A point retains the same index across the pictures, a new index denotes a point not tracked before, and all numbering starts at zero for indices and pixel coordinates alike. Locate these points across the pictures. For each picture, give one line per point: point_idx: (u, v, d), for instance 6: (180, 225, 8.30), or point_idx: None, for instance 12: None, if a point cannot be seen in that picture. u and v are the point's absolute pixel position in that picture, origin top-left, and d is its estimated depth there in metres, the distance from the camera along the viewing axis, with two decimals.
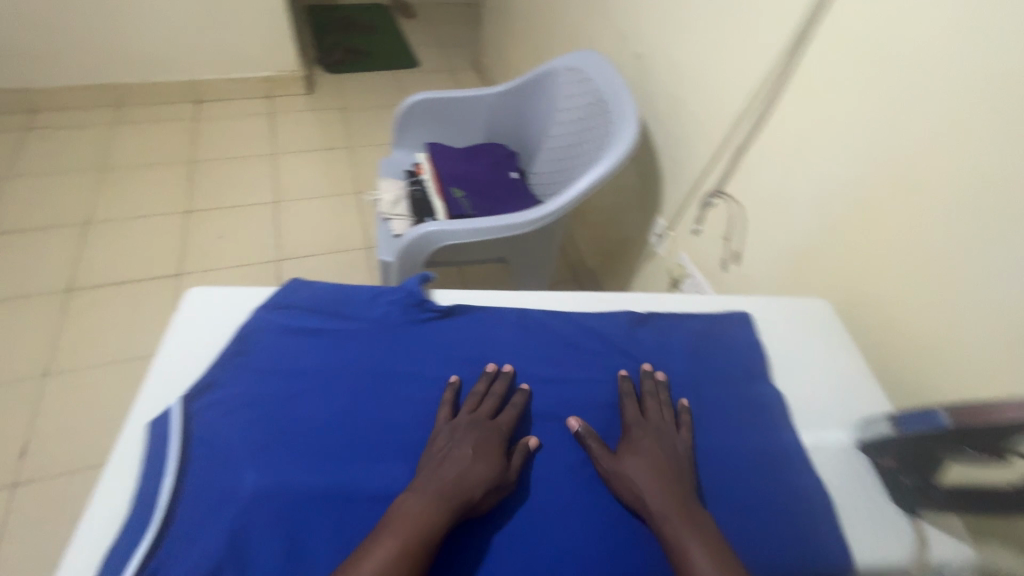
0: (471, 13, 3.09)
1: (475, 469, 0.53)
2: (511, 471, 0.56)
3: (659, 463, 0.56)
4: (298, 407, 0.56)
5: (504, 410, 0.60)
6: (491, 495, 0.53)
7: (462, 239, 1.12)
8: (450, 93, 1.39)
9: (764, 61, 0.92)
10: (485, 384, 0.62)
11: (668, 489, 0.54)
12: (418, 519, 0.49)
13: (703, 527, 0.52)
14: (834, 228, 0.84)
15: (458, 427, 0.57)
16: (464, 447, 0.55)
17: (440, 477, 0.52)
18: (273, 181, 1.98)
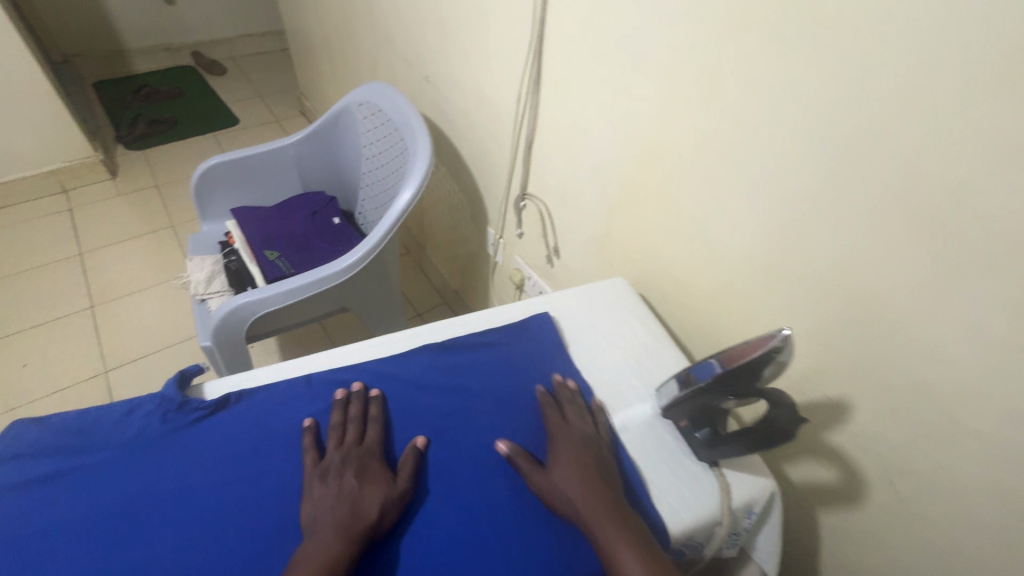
0: (288, 59, 2.98)
1: (365, 492, 0.54)
2: (403, 479, 0.57)
3: (587, 472, 0.58)
4: (36, 575, 0.49)
5: (369, 429, 0.61)
6: (390, 510, 0.54)
7: (278, 303, 1.05)
8: (244, 151, 1.30)
9: (520, 67, 0.95)
10: (341, 413, 0.62)
11: (597, 496, 0.55)
12: (322, 560, 0.49)
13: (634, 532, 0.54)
14: (617, 210, 0.89)
15: (332, 464, 0.57)
16: (347, 478, 0.56)
17: (328, 515, 0.53)
18: (85, 284, 1.74)
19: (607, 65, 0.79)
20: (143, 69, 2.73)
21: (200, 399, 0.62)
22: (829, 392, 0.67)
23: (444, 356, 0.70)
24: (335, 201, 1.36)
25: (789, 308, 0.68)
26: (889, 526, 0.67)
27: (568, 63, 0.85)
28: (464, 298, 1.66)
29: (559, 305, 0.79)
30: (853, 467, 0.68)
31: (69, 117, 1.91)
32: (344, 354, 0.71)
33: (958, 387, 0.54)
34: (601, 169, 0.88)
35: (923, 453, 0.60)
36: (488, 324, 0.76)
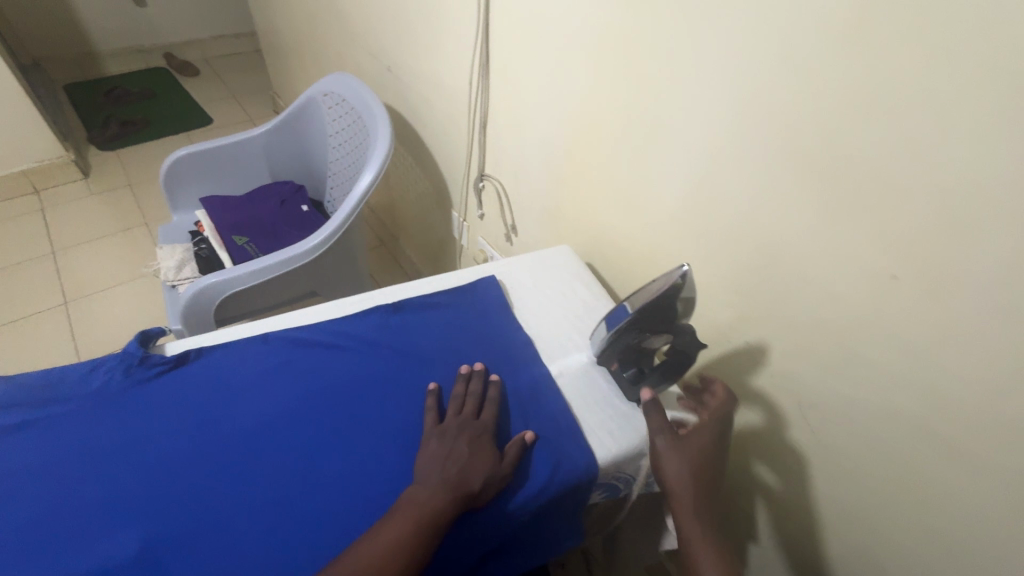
0: (261, 60, 3.01)
1: (474, 463, 0.58)
2: (508, 457, 0.60)
3: (708, 458, 0.63)
4: (14, 506, 0.54)
5: (488, 406, 0.65)
6: (493, 484, 0.58)
7: (246, 284, 1.08)
8: (212, 141, 1.33)
9: (470, 53, 1.01)
10: (465, 386, 0.66)
11: (702, 475, 0.61)
12: (423, 511, 0.54)
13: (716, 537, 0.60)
14: (563, 183, 0.95)
15: (448, 429, 0.61)
16: (461, 444, 0.59)
17: (444, 473, 0.57)
18: (58, 281, 1.75)
19: (545, 45, 0.84)
20: (115, 71, 2.74)
21: (162, 355, 0.66)
22: (749, 338, 0.74)
23: (395, 315, 0.75)
24: (303, 190, 1.40)
25: (712, 261, 0.74)
26: (806, 457, 0.73)
27: (512, 46, 0.91)
28: None
29: (506, 270, 0.84)
30: (773, 406, 0.74)
31: (40, 118, 1.92)
32: (301, 316, 0.75)
33: (846, 320, 0.61)
34: (546, 145, 0.94)
35: (826, 385, 0.66)
36: (440, 286, 0.81)
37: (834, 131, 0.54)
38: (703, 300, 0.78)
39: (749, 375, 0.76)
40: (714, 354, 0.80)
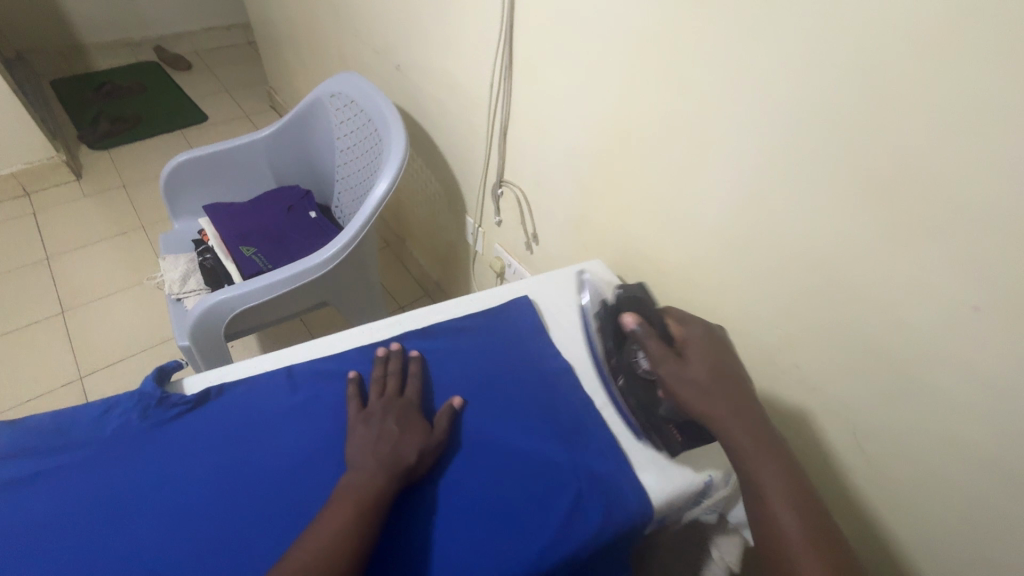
0: (255, 52, 2.91)
1: (405, 438, 0.59)
2: (437, 428, 0.62)
3: (714, 373, 0.61)
4: (28, 569, 0.49)
5: (410, 382, 0.66)
6: (426, 455, 0.59)
7: (257, 300, 1.04)
8: (214, 146, 1.27)
9: (491, 55, 0.95)
10: (384, 366, 0.67)
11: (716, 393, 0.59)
12: (366, 493, 0.53)
13: (773, 451, 0.56)
14: (591, 192, 0.90)
15: (374, 411, 0.62)
16: (388, 424, 0.60)
17: (376, 455, 0.57)
18: (54, 289, 1.69)
19: (575, 49, 0.79)
20: (104, 65, 2.65)
21: (181, 394, 0.61)
22: (797, 362, 0.70)
23: (426, 344, 0.72)
24: (310, 195, 1.35)
25: (759, 281, 0.70)
26: (856, 484, 0.70)
27: (537, 48, 0.85)
28: (445, 288, 1.66)
29: (537, 292, 0.81)
30: (822, 431, 0.71)
31: (28, 117, 1.84)
32: (327, 345, 0.71)
33: (915, 352, 0.57)
34: (574, 152, 0.89)
35: (885, 416, 0.63)
36: (469, 310, 0.78)
37: (913, 154, 0.50)
38: (747, 322, 0.74)
39: (796, 399, 0.73)
40: (756, 376, 0.76)
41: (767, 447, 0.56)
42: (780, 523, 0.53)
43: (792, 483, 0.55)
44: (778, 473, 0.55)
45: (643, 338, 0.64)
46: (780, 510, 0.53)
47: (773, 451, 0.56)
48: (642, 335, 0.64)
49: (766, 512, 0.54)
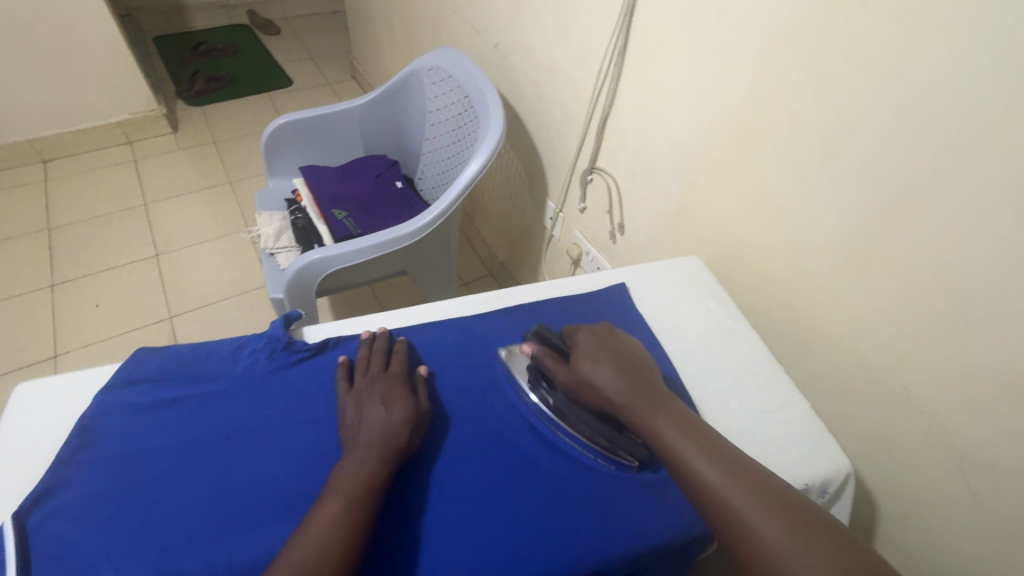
0: (340, 21, 2.99)
1: (393, 416, 0.58)
2: (424, 402, 0.62)
3: (619, 368, 0.64)
4: (175, 478, 0.54)
5: (395, 358, 0.65)
6: (415, 430, 0.59)
7: (349, 262, 1.10)
8: (314, 111, 1.32)
9: (606, 39, 0.94)
10: (369, 345, 0.66)
11: (632, 391, 0.62)
12: (359, 477, 0.53)
13: (666, 403, 0.61)
14: (695, 185, 0.89)
15: (360, 390, 0.61)
16: (374, 403, 0.59)
17: (365, 438, 0.56)
18: (151, 233, 1.82)
19: (702, 37, 0.77)
20: (201, 25, 2.79)
21: (303, 341, 0.66)
22: (906, 381, 0.68)
23: (524, 322, 0.75)
24: (396, 165, 1.39)
25: (875, 293, 0.68)
26: (948, 514, 0.68)
27: (661, 34, 0.84)
28: (511, 270, 1.68)
29: (632, 280, 0.82)
30: (919, 454, 0.69)
31: (137, 68, 1.97)
32: (432, 312, 0.76)
33: None
34: (682, 143, 0.88)
35: (1003, 447, 0.60)
36: (564, 292, 0.81)
37: None
38: (857, 332, 0.72)
39: (896, 417, 0.71)
40: (853, 389, 0.75)
41: (691, 431, 0.58)
42: (715, 483, 0.54)
43: (707, 446, 0.57)
44: (681, 422, 0.59)
45: (544, 359, 0.66)
46: (713, 476, 0.54)
47: (668, 405, 0.61)
48: (541, 357, 0.66)
49: (695, 478, 0.55)
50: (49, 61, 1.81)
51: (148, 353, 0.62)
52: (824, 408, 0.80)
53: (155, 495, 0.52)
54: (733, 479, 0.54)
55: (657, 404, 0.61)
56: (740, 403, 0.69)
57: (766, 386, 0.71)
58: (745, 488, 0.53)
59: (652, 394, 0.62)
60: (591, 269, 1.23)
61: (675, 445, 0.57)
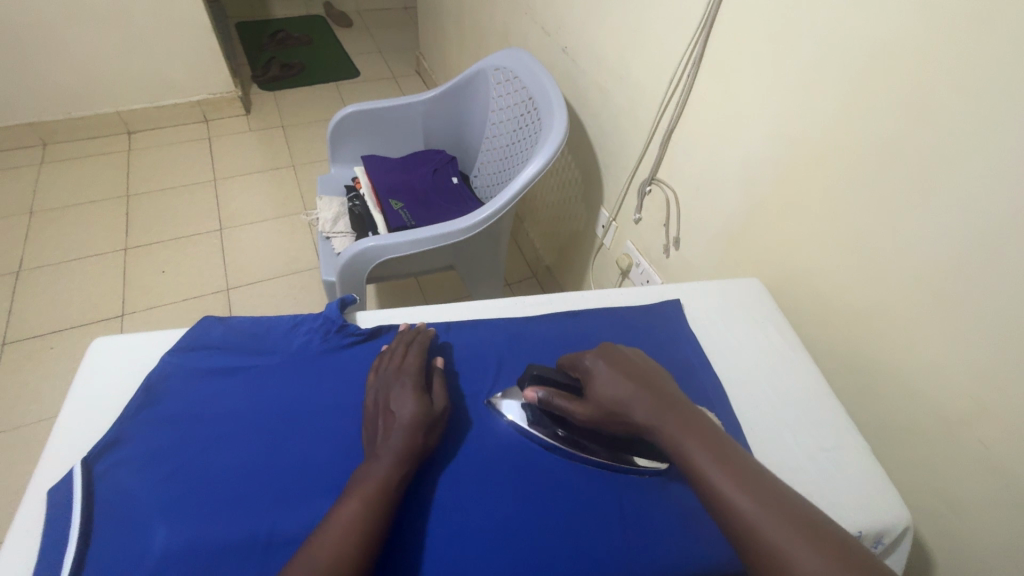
0: (410, 18, 3.06)
1: (405, 413, 0.56)
2: (440, 400, 0.60)
3: (639, 395, 0.59)
4: (227, 444, 0.56)
5: (415, 352, 0.64)
6: (430, 429, 0.57)
7: (401, 252, 1.12)
8: (381, 102, 1.36)
9: (681, 48, 0.92)
10: (396, 340, 0.66)
11: (656, 419, 0.57)
12: (374, 475, 0.52)
13: (687, 417, 0.57)
14: (761, 205, 0.85)
15: (380, 385, 0.60)
16: (389, 401, 0.58)
17: (380, 436, 0.55)
18: (217, 208, 1.91)
19: (788, 53, 0.74)
20: (280, 14, 2.92)
21: (356, 325, 0.67)
22: (985, 436, 0.63)
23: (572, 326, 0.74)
24: (454, 161, 1.41)
25: (958, 338, 0.63)
26: None
27: (740, 45, 0.81)
28: (556, 275, 1.67)
29: (687, 296, 0.80)
30: (992, 516, 0.63)
31: (219, 51, 2.08)
32: (483, 309, 0.77)
33: None
34: (753, 161, 0.85)
35: None
36: (616, 302, 0.79)
37: None
38: (930, 375, 0.67)
39: (968, 473, 0.65)
40: (920, 439, 0.70)
41: (723, 462, 0.52)
42: (751, 518, 0.48)
43: (741, 476, 0.51)
44: (698, 435, 0.55)
45: (549, 399, 0.61)
46: (749, 508, 0.48)
47: (689, 420, 0.56)
48: (546, 397, 0.61)
49: (718, 501, 0.50)
50: (142, 39, 1.94)
51: (213, 322, 0.65)
52: (885, 455, 0.75)
53: (208, 459, 0.54)
54: (769, 511, 0.48)
55: (684, 437, 0.55)
56: (793, 436, 0.66)
57: (825, 423, 0.67)
58: (784, 523, 0.47)
59: (678, 417, 0.57)
60: (640, 282, 1.21)
61: (706, 477, 0.52)
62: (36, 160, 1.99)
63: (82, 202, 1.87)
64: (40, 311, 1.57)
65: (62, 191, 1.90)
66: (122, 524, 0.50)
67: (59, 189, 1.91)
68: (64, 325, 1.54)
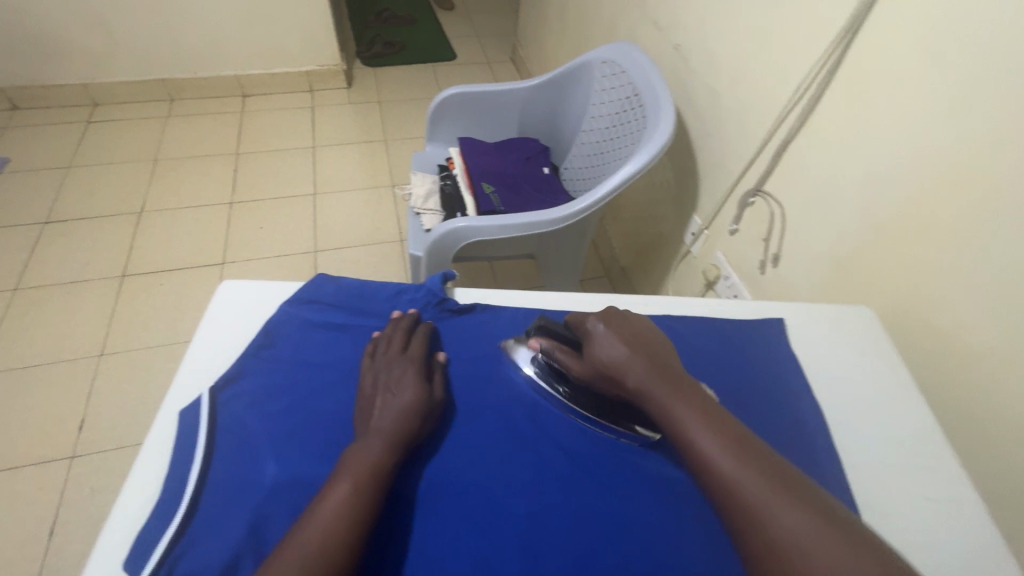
0: (509, 4, 3.07)
1: (405, 400, 0.56)
2: (438, 391, 0.60)
3: (638, 356, 0.60)
4: (330, 393, 0.59)
5: (416, 340, 0.64)
6: (424, 416, 0.57)
7: (489, 235, 1.13)
8: (484, 86, 1.38)
9: (814, 54, 0.86)
10: (394, 324, 0.65)
11: (652, 377, 0.58)
12: (369, 461, 0.51)
13: (684, 382, 0.58)
14: (885, 231, 0.79)
15: (378, 369, 0.60)
16: (389, 385, 0.58)
17: (376, 421, 0.55)
18: (313, 174, 2.03)
19: (942, 69, 0.68)
20: None
21: (454, 302, 0.71)
22: None
23: (671, 329, 0.72)
24: (547, 151, 1.41)
25: None
26: None
27: (889, 54, 0.74)
28: (631, 276, 1.63)
29: (790, 319, 0.76)
30: None
31: (331, 25, 2.18)
32: (577, 301, 0.77)
33: None
34: (881, 181, 0.78)
35: None
36: (716, 312, 0.77)
37: None
38: None
39: None
40: None
41: (714, 424, 0.53)
42: (731, 475, 0.50)
43: (729, 437, 0.52)
44: (688, 400, 0.56)
45: (554, 354, 0.64)
46: (728, 466, 0.50)
47: (674, 379, 0.58)
48: (551, 352, 0.64)
49: (712, 472, 0.51)
50: (266, 8, 2.07)
51: (326, 280, 0.69)
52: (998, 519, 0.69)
53: (312, 406, 0.58)
54: (751, 469, 0.50)
55: (676, 400, 0.56)
56: (894, 484, 0.61)
57: (930, 474, 0.62)
58: (766, 484, 0.49)
59: (672, 376, 0.59)
60: (725, 295, 1.16)
61: (693, 436, 0.53)
62: (162, 113, 2.18)
63: (197, 155, 2.04)
64: (155, 249, 1.73)
65: (182, 144, 2.08)
66: (236, 458, 0.54)
67: (179, 141, 2.09)
68: (173, 265, 1.70)
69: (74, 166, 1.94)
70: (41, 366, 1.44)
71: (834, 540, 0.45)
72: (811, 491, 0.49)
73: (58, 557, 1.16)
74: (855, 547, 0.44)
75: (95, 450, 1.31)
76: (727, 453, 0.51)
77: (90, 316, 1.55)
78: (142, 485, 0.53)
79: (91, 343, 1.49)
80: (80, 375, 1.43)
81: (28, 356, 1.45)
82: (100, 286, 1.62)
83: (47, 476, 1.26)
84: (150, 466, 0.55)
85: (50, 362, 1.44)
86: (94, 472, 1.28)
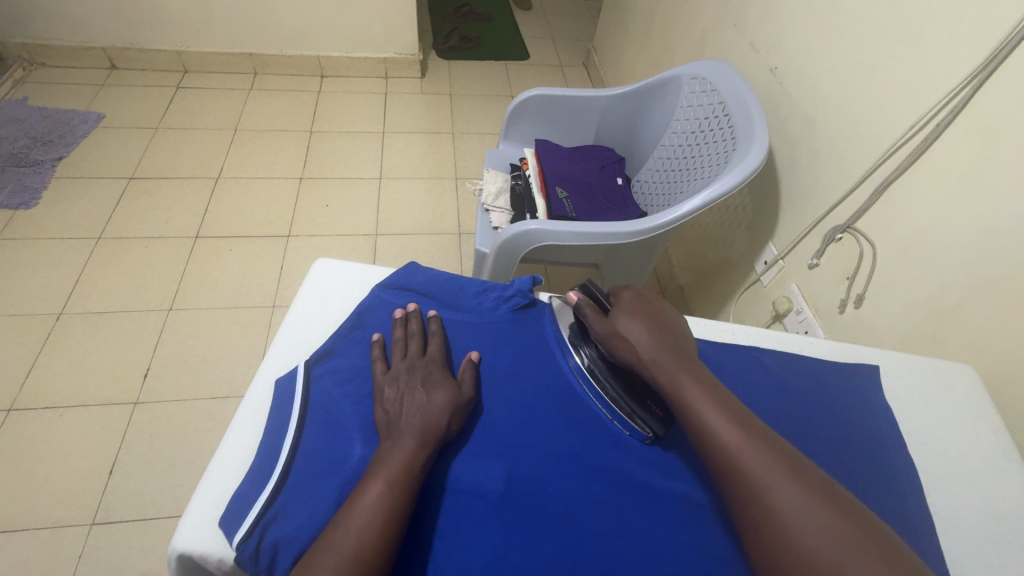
0: (587, 9, 3.06)
1: (435, 400, 0.55)
2: (466, 388, 0.59)
3: (656, 332, 0.63)
4: None
5: (433, 342, 0.62)
6: (456, 413, 0.56)
7: (559, 240, 1.13)
8: (566, 91, 1.37)
9: (935, 94, 0.82)
10: (404, 328, 0.63)
11: (665, 351, 0.61)
12: (404, 461, 0.51)
13: (693, 364, 0.60)
14: (995, 287, 0.75)
15: (399, 372, 0.59)
16: (415, 385, 0.57)
17: (403, 421, 0.54)
18: (380, 158, 2.07)
19: None
20: None
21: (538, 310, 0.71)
22: None
23: (757, 362, 0.70)
24: (621, 163, 1.39)
25: None
26: None
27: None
28: (688, 298, 1.60)
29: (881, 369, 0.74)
30: None
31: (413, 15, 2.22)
32: None
33: None
34: (997, 234, 0.74)
35: None
36: (805, 351, 0.75)
37: None
38: None
39: None
40: None
41: (718, 400, 0.56)
42: (732, 448, 0.52)
43: (732, 413, 0.55)
44: (694, 373, 0.59)
45: (583, 312, 0.67)
46: (729, 438, 0.53)
47: (685, 360, 0.61)
48: (582, 309, 0.67)
49: (716, 443, 0.53)
50: None
51: (416, 270, 0.70)
52: None
53: None
54: (751, 444, 0.52)
55: (685, 377, 0.58)
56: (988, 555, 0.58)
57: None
58: (768, 460, 0.51)
59: (682, 354, 0.61)
60: (795, 329, 1.12)
61: (701, 410, 0.55)
62: (245, 85, 2.28)
63: (274, 129, 2.12)
64: (227, 214, 1.81)
65: (261, 116, 2.16)
66: (325, 433, 0.56)
67: (258, 113, 2.17)
68: (242, 232, 1.76)
69: (161, 127, 2.05)
70: (116, 313, 1.52)
71: (827, 509, 0.47)
72: (787, 447, 0.53)
73: (114, 495, 1.23)
74: (854, 524, 0.47)
75: (157, 398, 1.38)
76: (728, 424, 0.54)
77: (164, 271, 1.63)
78: (236, 446, 0.56)
79: (162, 297, 1.57)
80: (150, 325, 1.51)
81: (105, 302, 1.54)
82: (174, 243, 1.70)
83: (113, 416, 1.33)
84: (245, 428, 0.57)
85: (124, 310, 1.53)
86: (154, 419, 1.34)
